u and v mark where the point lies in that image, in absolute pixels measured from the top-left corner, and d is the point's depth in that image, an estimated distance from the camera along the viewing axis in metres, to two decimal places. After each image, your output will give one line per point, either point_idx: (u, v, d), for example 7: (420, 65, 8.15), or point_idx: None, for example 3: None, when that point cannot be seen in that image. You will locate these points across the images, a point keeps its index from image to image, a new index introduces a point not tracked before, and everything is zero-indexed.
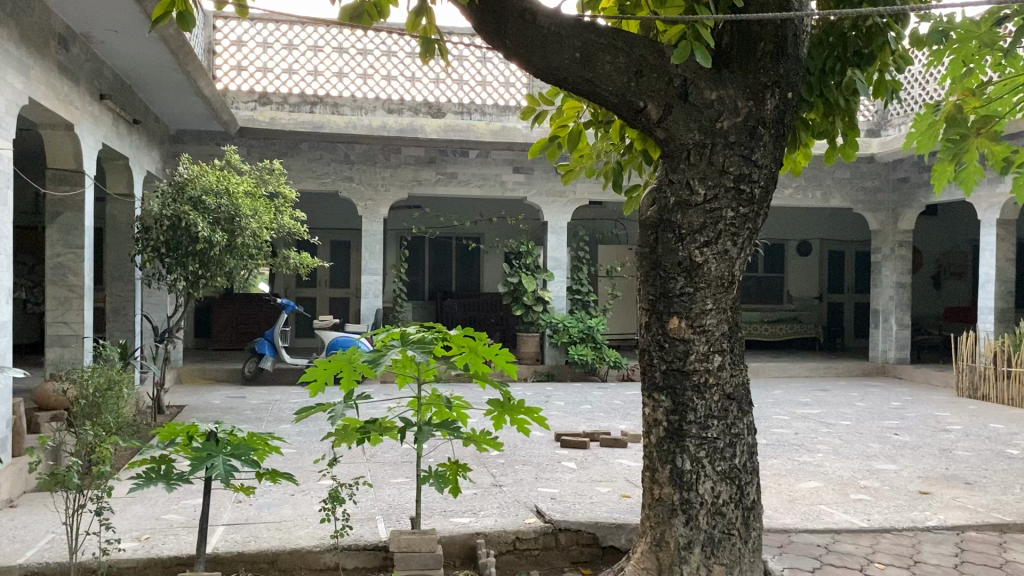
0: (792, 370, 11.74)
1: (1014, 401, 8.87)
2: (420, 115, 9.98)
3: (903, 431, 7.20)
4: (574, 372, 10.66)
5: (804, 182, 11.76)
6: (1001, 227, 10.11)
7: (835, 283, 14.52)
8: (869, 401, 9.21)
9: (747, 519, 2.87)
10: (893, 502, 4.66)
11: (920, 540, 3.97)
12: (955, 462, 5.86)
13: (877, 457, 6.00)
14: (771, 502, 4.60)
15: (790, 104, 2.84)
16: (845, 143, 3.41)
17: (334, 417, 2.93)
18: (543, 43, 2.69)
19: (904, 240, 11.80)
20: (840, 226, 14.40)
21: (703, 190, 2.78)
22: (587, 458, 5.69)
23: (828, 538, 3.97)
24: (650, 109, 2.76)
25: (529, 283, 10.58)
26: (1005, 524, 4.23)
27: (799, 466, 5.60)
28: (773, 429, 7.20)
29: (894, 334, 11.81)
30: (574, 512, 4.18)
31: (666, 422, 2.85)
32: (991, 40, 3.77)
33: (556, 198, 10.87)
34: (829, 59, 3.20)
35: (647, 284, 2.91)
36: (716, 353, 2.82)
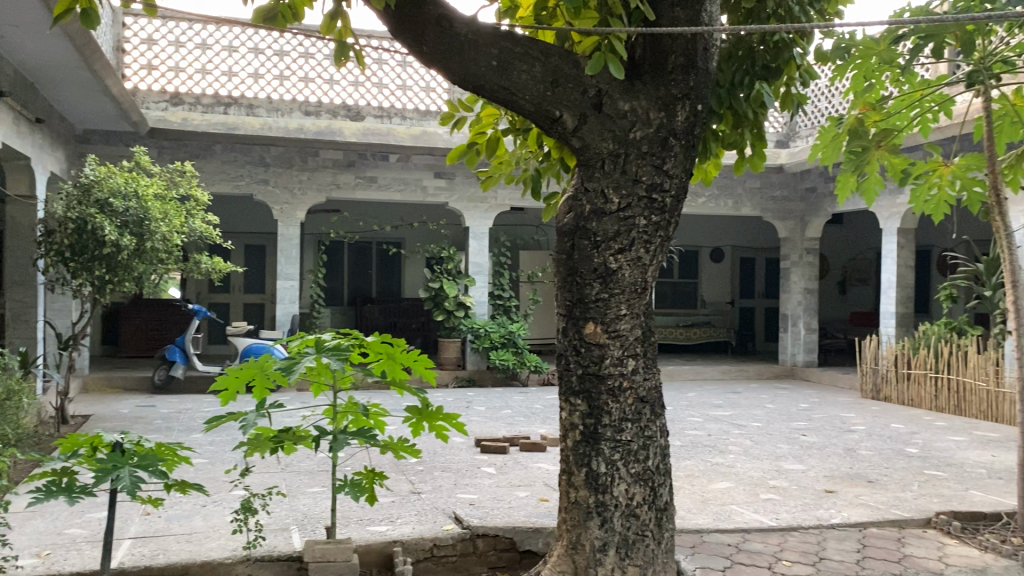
0: (707, 373, 12.03)
1: (914, 402, 9.28)
2: (338, 118, 9.87)
3: (810, 432, 7.45)
4: (494, 377, 10.66)
5: (717, 191, 12.06)
6: (901, 235, 10.56)
7: (746, 289, 14.94)
8: (779, 403, 9.51)
9: (660, 520, 2.92)
10: (800, 501, 4.82)
11: (824, 537, 4.12)
12: (858, 461, 6.10)
13: (785, 458, 6.20)
14: (684, 503, 4.70)
15: (700, 116, 2.92)
16: (754, 154, 3.52)
17: (246, 425, 2.87)
18: (460, 50, 2.70)
19: (810, 248, 12.23)
20: (751, 234, 14.84)
21: (616, 199, 2.83)
22: (506, 463, 5.71)
23: (738, 537, 4.08)
24: (565, 118, 2.80)
25: (450, 288, 10.54)
26: (904, 520, 4.42)
27: (711, 467, 5.75)
28: (687, 431, 7.36)
29: (802, 338, 12.21)
30: (492, 518, 4.19)
31: (581, 426, 2.89)
32: (888, 56, 3.96)
33: (477, 203, 10.89)
34: (739, 73, 3.29)
35: (563, 290, 2.95)
36: (630, 358, 2.87)
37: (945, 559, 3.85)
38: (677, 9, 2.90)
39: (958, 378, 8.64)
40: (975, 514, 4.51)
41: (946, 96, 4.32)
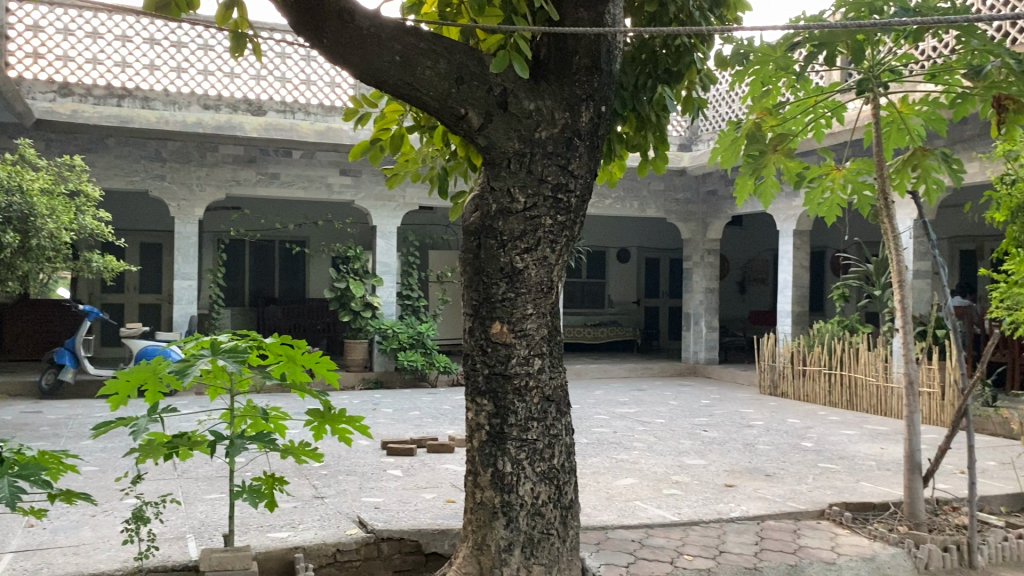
0: (613, 371, 12.21)
1: (809, 397, 9.63)
2: (238, 112, 9.59)
3: (711, 428, 7.64)
4: (402, 379, 10.56)
5: (622, 192, 12.24)
6: (797, 237, 10.95)
7: (651, 288, 15.24)
8: (681, 400, 9.72)
9: (565, 518, 2.93)
10: (701, 496, 4.92)
11: (724, 531, 4.22)
12: (756, 456, 6.28)
13: (687, 453, 6.34)
14: (590, 501, 4.75)
15: (603, 117, 2.94)
16: (656, 156, 3.58)
17: (138, 431, 2.74)
18: (361, 44, 2.65)
19: (712, 249, 12.55)
20: (655, 235, 15.13)
21: (522, 198, 2.82)
22: (412, 465, 5.65)
23: (641, 533, 4.13)
24: (471, 116, 2.78)
25: (357, 288, 10.35)
26: (799, 512, 4.57)
27: (616, 464, 5.82)
28: (593, 428, 7.44)
29: (704, 336, 12.53)
30: (397, 521, 4.14)
31: (488, 426, 2.86)
32: (785, 62, 4.06)
33: (384, 202, 10.73)
34: (641, 76, 3.34)
35: (470, 290, 2.91)
36: (536, 357, 2.87)
37: (837, 548, 3.99)
38: (580, 10, 2.92)
39: (849, 374, 9.01)
40: (865, 504, 4.70)
41: (838, 102, 4.48)
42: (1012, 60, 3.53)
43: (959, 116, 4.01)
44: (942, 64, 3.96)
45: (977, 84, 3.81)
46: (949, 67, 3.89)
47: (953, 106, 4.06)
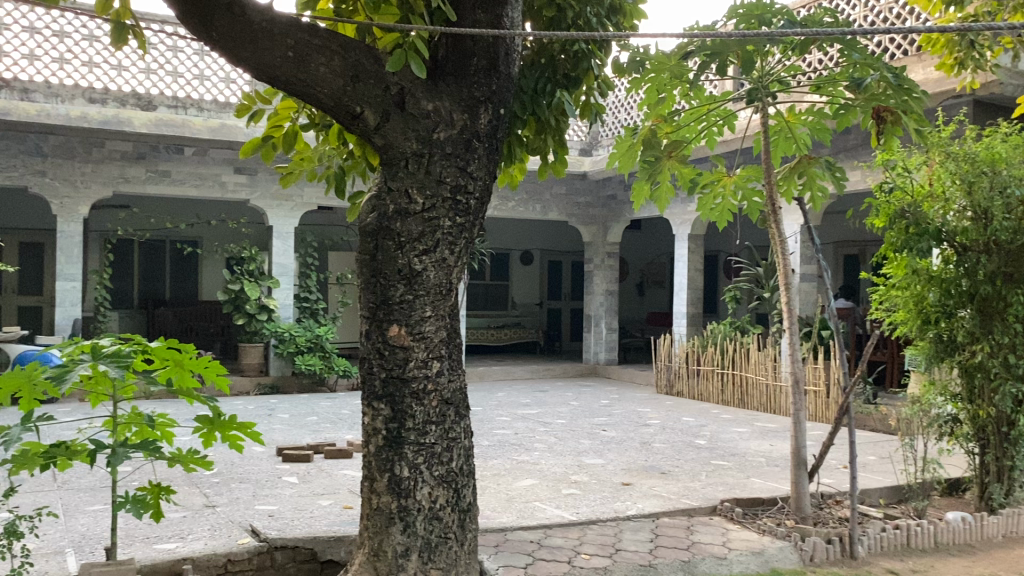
0: (515, 372, 12.25)
1: (703, 396, 9.91)
2: (127, 107, 9.21)
3: (610, 427, 7.77)
4: (299, 383, 10.35)
5: (525, 196, 12.26)
6: (691, 241, 11.26)
7: (553, 290, 15.40)
8: (582, 400, 9.86)
9: (463, 522, 2.92)
10: (599, 495, 4.99)
11: (621, 529, 4.29)
12: (652, 454, 6.43)
13: (587, 453, 6.42)
14: (489, 503, 4.74)
15: (501, 120, 2.94)
16: (556, 160, 3.61)
17: (10, 441, 2.58)
18: (252, 39, 2.58)
19: (611, 252, 12.77)
20: (556, 238, 15.32)
21: (421, 199, 2.79)
22: (309, 471, 5.53)
23: (540, 534, 4.16)
24: (367, 114, 2.74)
25: (252, 290, 10.08)
26: (692, 508, 4.69)
27: (517, 465, 5.84)
28: (494, 430, 7.45)
29: (604, 338, 12.74)
30: (292, 529, 4.04)
31: (385, 431, 2.82)
32: (679, 71, 4.17)
33: (282, 201, 10.48)
34: (541, 80, 3.38)
35: (367, 292, 2.86)
36: (435, 360, 2.84)
37: (728, 543, 4.10)
38: (478, 12, 2.91)
39: (740, 373, 9.32)
40: (755, 499, 4.85)
41: (729, 111, 4.61)
42: (889, 73, 3.73)
43: (842, 125, 4.19)
44: (826, 76, 4.13)
45: (858, 96, 3.98)
46: (833, 79, 4.06)
47: (837, 116, 4.23)
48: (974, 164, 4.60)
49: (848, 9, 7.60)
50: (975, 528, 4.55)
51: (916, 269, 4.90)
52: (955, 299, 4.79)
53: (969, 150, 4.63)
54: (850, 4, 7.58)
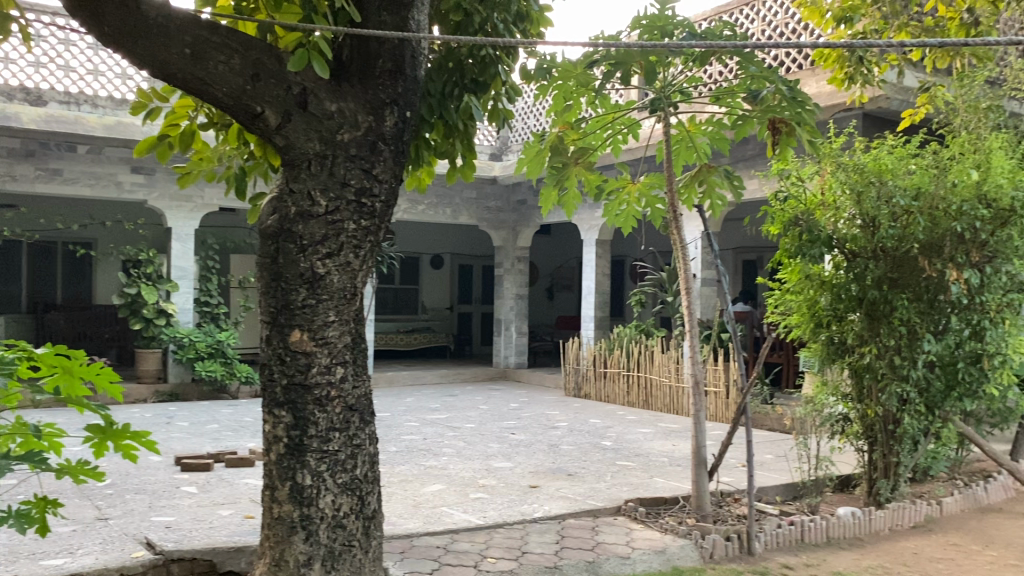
0: (424, 377, 12.18)
1: (610, 398, 10.06)
2: (14, 102, 8.78)
3: (518, 431, 7.81)
4: (200, 391, 10.05)
5: (434, 199, 12.20)
6: (598, 246, 11.45)
7: (463, 294, 15.39)
8: (491, 404, 9.88)
9: (367, 529, 2.88)
10: (506, 498, 5.01)
11: (527, 532, 4.31)
12: (560, 456, 6.49)
13: (495, 457, 6.44)
14: (395, 509, 4.70)
15: (408, 122, 2.92)
16: (464, 164, 3.63)
17: None
18: (148, 35, 2.50)
19: (521, 256, 12.85)
20: (466, 243, 15.32)
21: (324, 202, 2.74)
22: (209, 481, 5.37)
23: (447, 539, 4.15)
24: (268, 115, 2.68)
25: (149, 294, 9.74)
26: (597, 509, 4.76)
27: (425, 471, 5.81)
28: (402, 436, 7.39)
29: (513, 342, 12.81)
30: (189, 540, 3.91)
31: (286, 438, 2.76)
32: (586, 81, 4.24)
33: (181, 202, 10.15)
34: (448, 84, 3.38)
35: (267, 296, 2.79)
36: (338, 365, 2.80)
37: (632, 543, 4.18)
38: (383, 14, 2.89)
39: (645, 375, 9.50)
40: (658, 499, 4.95)
41: (635, 120, 4.68)
42: (784, 87, 3.88)
43: (740, 135, 4.33)
44: (725, 88, 4.26)
45: (754, 107, 4.10)
46: (731, 91, 4.19)
47: (735, 127, 4.36)
48: (862, 174, 4.79)
49: (747, 23, 7.86)
50: (864, 522, 4.76)
51: (810, 274, 5.11)
52: (846, 303, 5.02)
53: (858, 161, 4.82)
54: (749, 18, 7.83)
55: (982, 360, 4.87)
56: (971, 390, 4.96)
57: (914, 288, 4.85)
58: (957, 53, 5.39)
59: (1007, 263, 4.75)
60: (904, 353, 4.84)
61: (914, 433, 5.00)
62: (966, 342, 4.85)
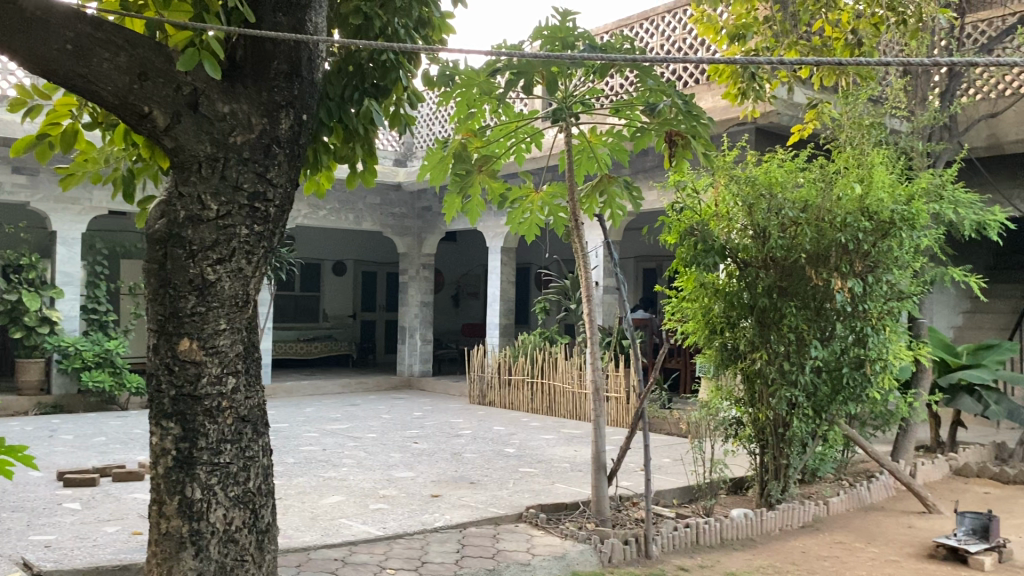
0: (326, 387, 11.95)
1: (514, 406, 10.11)
2: None
3: (421, 439, 7.76)
4: (86, 402, 9.61)
5: (337, 205, 12.00)
6: (503, 253, 11.51)
7: (367, 302, 15.22)
8: (394, 413, 9.77)
9: (261, 543, 2.79)
10: (407, 508, 4.96)
11: (427, 541, 4.27)
12: (463, 464, 6.48)
13: (397, 466, 6.37)
14: (292, 522, 4.59)
15: (304, 126, 2.86)
16: (365, 169, 3.58)
17: None
18: (25, 28, 2.38)
19: (426, 264, 12.78)
20: (371, 249, 15.13)
21: (215, 206, 2.65)
22: (94, 497, 5.12)
23: (345, 551, 4.07)
24: (155, 115, 2.58)
25: (31, 301, 9.25)
26: (499, 516, 4.76)
27: (324, 482, 5.69)
28: (301, 447, 7.23)
29: (418, 349, 12.72)
30: (70, 559, 3.73)
31: (174, 451, 2.66)
32: (488, 88, 4.25)
33: (67, 204, 9.69)
34: (348, 88, 3.32)
35: (154, 303, 2.68)
36: (230, 375, 2.71)
37: (532, 549, 4.19)
38: (279, 15, 2.83)
39: (549, 383, 9.58)
40: (558, 504, 5.00)
41: (537, 129, 4.69)
42: (680, 100, 3.99)
43: (638, 147, 4.42)
44: (624, 100, 4.34)
45: (652, 120, 4.22)
46: (630, 103, 4.27)
47: (634, 139, 4.45)
48: (753, 187, 4.96)
49: (646, 38, 8.04)
50: (756, 522, 4.90)
51: (704, 282, 5.28)
52: (738, 310, 5.20)
53: (749, 174, 4.98)
54: (648, 33, 8.01)
55: (865, 365, 5.07)
56: (855, 394, 5.17)
57: (802, 296, 5.04)
58: (842, 72, 5.64)
59: (887, 273, 4.98)
60: (793, 359, 5.04)
61: (802, 435, 5.21)
62: (850, 348, 5.05)
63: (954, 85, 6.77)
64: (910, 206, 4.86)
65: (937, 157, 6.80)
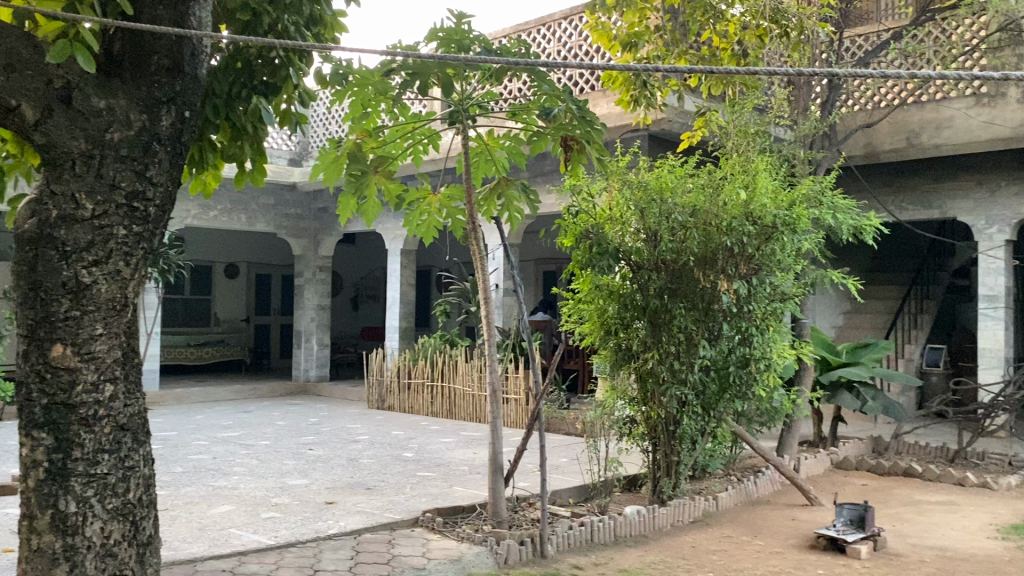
0: (218, 394, 11.60)
1: (413, 410, 10.05)
2: None
3: (317, 446, 7.62)
4: None
5: (229, 205, 11.61)
6: (403, 256, 11.43)
7: (261, 305, 14.87)
8: (288, 419, 9.54)
9: (142, 556, 2.68)
10: (300, 516, 4.86)
11: (320, 549, 4.19)
12: (358, 470, 6.39)
13: (290, 474, 6.23)
14: (178, 533, 4.43)
15: (187, 122, 2.77)
16: (254, 169, 3.49)
17: None
18: None
19: (323, 266, 12.58)
20: (265, 252, 14.80)
21: (90, 205, 2.54)
22: None
23: (234, 561, 3.96)
24: (24, 108, 2.47)
25: None
26: (394, 521, 4.72)
27: (213, 492, 5.52)
28: (189, 455, 6.99)
29: (314, 354, 12.50)
30: None
31: (46, 463, 2.52)
32: (383, 88, 4.17)
33: None
34: (235, 85, 3.24)
35: (23, 307, 2.54)
36: (107, 382, 2.59)
37: (428, 553, 4.17)
38: (159, 7, 2.73)
39: (448, 386, 9.57)
40: (455, 507, 5.01)
41: (434, 131, 4.67)
42: (573, 105, 4.07)
43: (535, 151, 4.44)
44: (520, 104, 4.36)
45: (547, 124, 4.26)
46: (526, 108, 4.30)
47: (530, 142, 4.47)
48: (645, 192, 5.09)
49: (544, 43, 8.10)
50: (648, 519, 5.02)
51: (599, 284, 5.37)
52: (632, 311, 5.32)
53: (641, 179, 5.11)
54: (546, 38, 8.08)
55: (750, 363, 5.22)
56: (742, 392, 5.32)
57: (691, 297, 5.18)
58: (730, 82, 5.81)
59: (770, 275, 5.18)
60: (683, 358, 5.17)
61: (692, 433, 5.36)
62: (737, 347, 5.18)
63: (833, 96, 7.10)
64: (792, 211, 5.10)
65: (818, 165, 7.11)
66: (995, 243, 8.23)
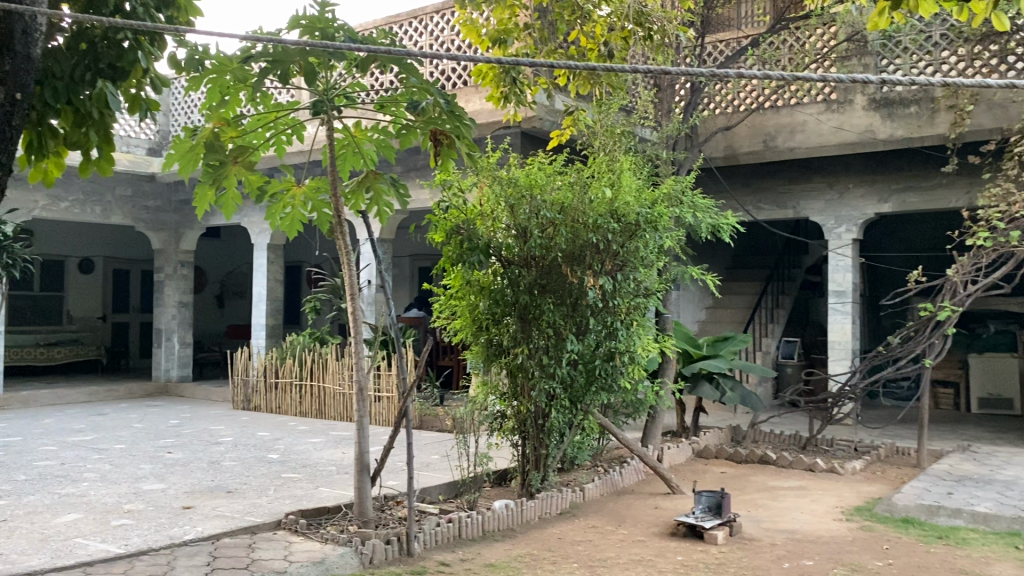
0: (68, 396, 10.95)
1: (281, 410, 9.78)
2: None
3: (176, 449, 7.29)
4: None
5: (82, 196, 10.98)
6: (271, 251, 11.10)
7: (119, 302, 14.15)
8: (147, 422, 9.12)
9: None
10: (154, 523, 4.63)
11: (174, 557, 4.01)
12: (219, 473, 6.15)
13: (145, 478, 5.94)
14: (16, 545, 4.14)
15: (19, 105, 2.57)
16: (101, 158, 3.28)
17: None
18: None
19: (185, 260, 12.07)
20: (124, 245, 14.05)
21: None
22: None
23: (77, 573, 3.73)
24: None
25: None
26: (255, 525, 4.56)
27: (60, 500, 5.19)
28: (34, 462, 6.54)
29: (176, 353, 12.00)
30: None
31: None
32: (242, 77, 4.02)
33: None
34: (78, 68, 3.05)
35: None
36: None
37: (289, 557, 4.06)
38: None
39: (318, 384, 9.36)
40: (320, 509, 4.91)
41: (298, 121, 4.54)
42: (442, 100, 3.99)
43: (403, 145, 4.34)
44: (388, 96, 4.27)
45: (417, 118, 4.20)
46: (394, 100, 4.21)
47: (399, 136, 4.36)
48: (516, 188, 5.11)
49: (416, 37, 8.03)
50: (516, 513, 5.05)
51: (469, 280, 5.37)
52: (501, 307, 5.32)
53: (511, 176, 5.13)
54: (417, 32, 8.01)
55: (615, 356, 5.36)
56: (608, 384, 5.44)
57: (559, 292, 5.24)
58: (597, 82, 5.88)
59: (634, 271, 5.32)
60: (551, 352, 5.24)
61: (559, 425, 5.46)
62: (603, 342, 5.31)
63: (695, 98, 7.37)
64: (654, 208, 5.26)
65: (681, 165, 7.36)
66: (843, 242, 8.76)
